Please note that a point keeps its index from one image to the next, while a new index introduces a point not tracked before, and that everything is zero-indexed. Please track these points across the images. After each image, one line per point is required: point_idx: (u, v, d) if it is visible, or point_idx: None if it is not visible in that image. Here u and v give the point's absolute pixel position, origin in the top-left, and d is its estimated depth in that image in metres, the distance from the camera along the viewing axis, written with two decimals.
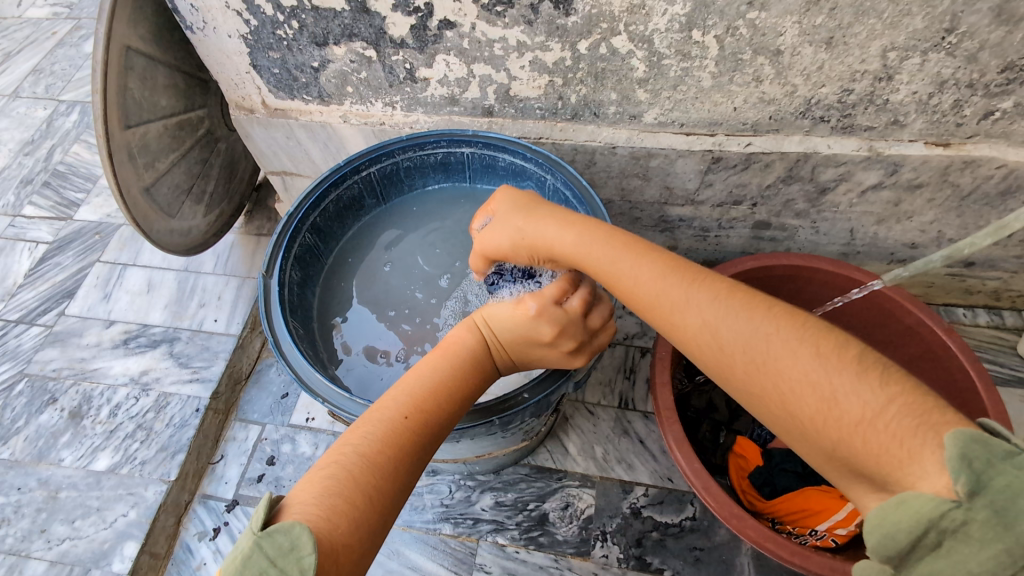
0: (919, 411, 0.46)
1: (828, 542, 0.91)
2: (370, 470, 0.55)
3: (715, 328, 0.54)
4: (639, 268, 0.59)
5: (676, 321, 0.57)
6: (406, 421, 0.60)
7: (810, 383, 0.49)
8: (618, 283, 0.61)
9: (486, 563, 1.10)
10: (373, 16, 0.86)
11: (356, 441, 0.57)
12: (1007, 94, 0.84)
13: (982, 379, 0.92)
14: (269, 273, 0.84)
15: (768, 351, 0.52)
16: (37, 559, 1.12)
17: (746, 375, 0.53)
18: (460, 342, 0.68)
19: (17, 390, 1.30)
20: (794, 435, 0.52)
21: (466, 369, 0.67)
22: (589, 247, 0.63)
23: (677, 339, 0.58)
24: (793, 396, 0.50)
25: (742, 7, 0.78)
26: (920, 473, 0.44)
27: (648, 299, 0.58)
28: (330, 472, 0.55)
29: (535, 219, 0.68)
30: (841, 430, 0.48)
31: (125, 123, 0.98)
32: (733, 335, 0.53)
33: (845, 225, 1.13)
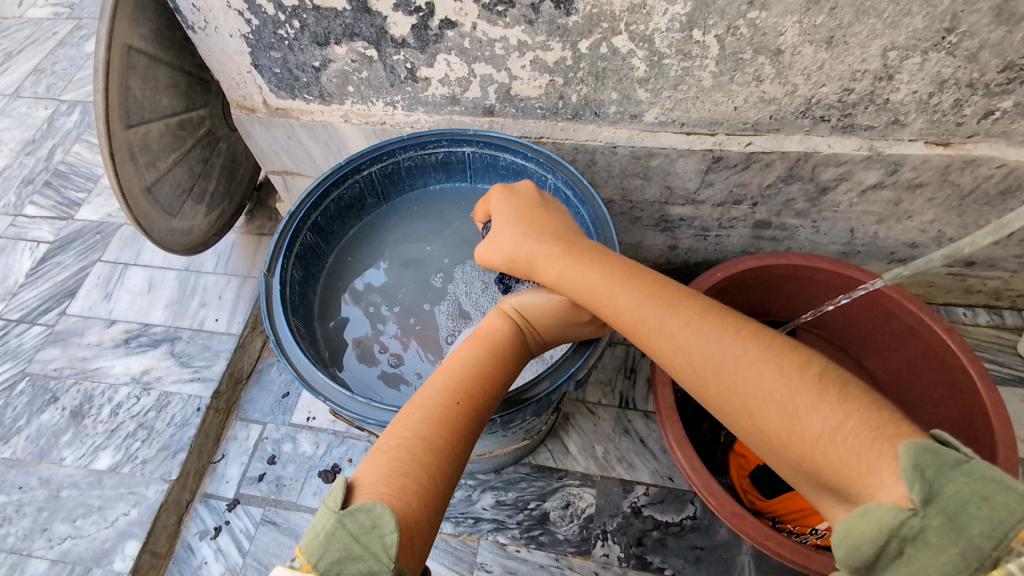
0: (876, 424, 0.47)
1: (828, 541, 0.91)
2: (429, 450, 0.57)
3: (688, 352, 0.57)
4: (617, 291, 0.62)
5: (653, 342, 0.59)
6: (458, 407, 0.61)
7: (775, 402, 0.51)
8: (600, 305, 0.63)
9: (487, 562, 1.10)
10: (373, 16, 0.86)
11: (408, 428, 0.59)
12: (1007, 94, 0.84)
13: (982, 379, 0.92)
14: (271, 272, 0.84)
15: (737, 373, 0.53)
16: (38, 559, 1.12)
17: (720, 396, 0.55)
18: (493, 333, 0.71)
19: (17, 389, 1.30)
20: (769, 452, 0.54)
21: (492, 359, 0.68)
22: (572, 273, 0.65)
23: (660, 361, 0.60)
24: (760, 415, 0.52)
25: (742, 7, 0.78)
26: (878, 484, 0.44)
27: (628, 323, 0.61)
28: (392, 455, 0.56)
29: (526, 242, 0.70)
30: (806, 445, 0.49)
31: (126, 122, 0.98)
32: (705, 357, 0.55)
33: (845, 225, 1.13)
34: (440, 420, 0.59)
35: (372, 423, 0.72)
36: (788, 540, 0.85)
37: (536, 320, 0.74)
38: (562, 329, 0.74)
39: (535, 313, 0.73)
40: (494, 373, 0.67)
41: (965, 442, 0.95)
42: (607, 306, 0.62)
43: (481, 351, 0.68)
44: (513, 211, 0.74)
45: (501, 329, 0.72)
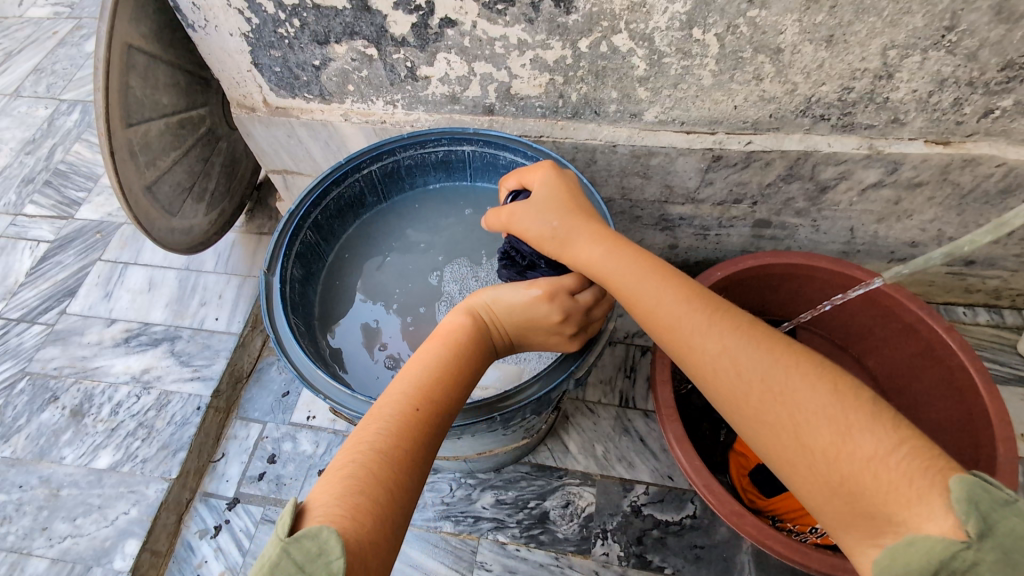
0: (926, 455, 0.48)
1: (829, 539, 0.92)
2: (387, 464, 0.55)
3: (736, 355, 0.56)
4: (666, 290, 0.61)
5: (695, 341, 0.58)
6: (417, 414, 0.59)
7: (826, 415, 0.51)
8: (641, 301, 0.62)
9: (487, 561, 1.10)
10: (374, 14, 0.86)
11: (366, 441, 0.56)
12: (1007, 93, 0.84)
13: (982, 378, 0.93)
14: (271, 271, 0.84)
15: (788, 382, 0.54)
16: (38, 557, 1.12)
17: (764, 402, 0.54)
18: (460, 335, 0.67)
19: (17, 388, 1.30)
20: (796, 469, 0.53)
21: (459, 369, 0.65)
22: (616, 266, 0.64)
23: (694, 364, 0.59)
24: (806, 426, 0.52)
25: (742, 6, 0.78)
26: (927, 515, 0.46)
27: (673, 322, 0.60)
28: (356, 470, 0.54)
29: (570, 225, 0.68)
30: (851, 464, 0.50)
31: (127, 121, 0.99)
32: (755, 362, 0.55)
33: (845, 224, 1.13)
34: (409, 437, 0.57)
35: None
36: (788, 537, 0.85)
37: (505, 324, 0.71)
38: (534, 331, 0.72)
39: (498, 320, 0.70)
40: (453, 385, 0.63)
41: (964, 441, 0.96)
42: (651, 303, 0.61)
43: (448, 354, 0.65)
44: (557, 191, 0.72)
45: (465, 328, 0.68)
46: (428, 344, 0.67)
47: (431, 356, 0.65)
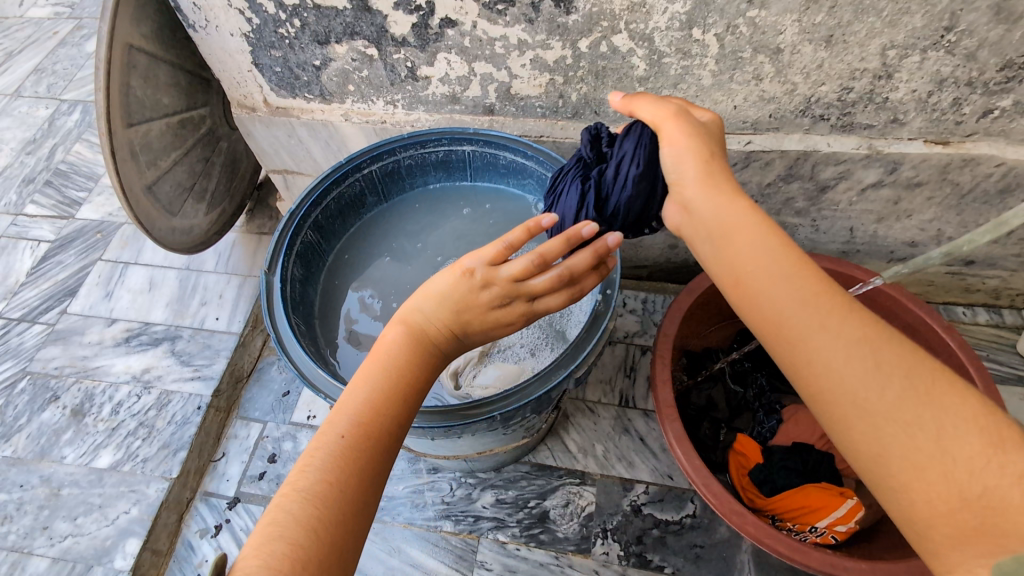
0: None
1: (828, 538, 0.96)
2: (313, 502, 0.50)
3: (876, 346, 0.47)
4: (802, 260, 0.51)
5: (832, 320, 0.48)
6: (344, 442, 0.53)
7: (978, 423, 0.45)
8: (761, 272, 0.51)
9: (487, 560, 1.10)
10: (374, 14, 0.87)
11: (298, 480, 0.51)
12: (1007, 92, 0.85)
13: (982, 379, 0.92)
14: (271, 271, 0.84)
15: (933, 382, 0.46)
16: (39, 557, 1.12)
17: (903, 399, 0.46)
18: (389, 344, 0.59)
19: (18, 387, 1.31)
20: (926, 481, 0.45)
21: (402, 390, 0.58)
22: (746, 221, 0.53)
23: (809, 351, 0.49)
24: (953, 434, 0.45)
25: (742, 6, 0.78)
26: None
27: (808, 291, 0.50)
28: (290, 502, 0.50)
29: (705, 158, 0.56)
30: (1003, 478, 0.43)
31: (128, 121, 0.99)
32: (894, 355, 0.47)
33: (845, 224, 1.13)
34: (349, 469, 0.52)
35: None
36: (788, 537, 0.86)
37: (446, 328, 0.61)
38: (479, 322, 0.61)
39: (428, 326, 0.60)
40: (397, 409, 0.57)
41: None
42: (781, 268, 0.51)
43: (389, 374, 0.57)
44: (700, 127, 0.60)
45: (403, 341, 0.59)
46: (368, 363, 0.59)
47: (369, 379, 0.57)
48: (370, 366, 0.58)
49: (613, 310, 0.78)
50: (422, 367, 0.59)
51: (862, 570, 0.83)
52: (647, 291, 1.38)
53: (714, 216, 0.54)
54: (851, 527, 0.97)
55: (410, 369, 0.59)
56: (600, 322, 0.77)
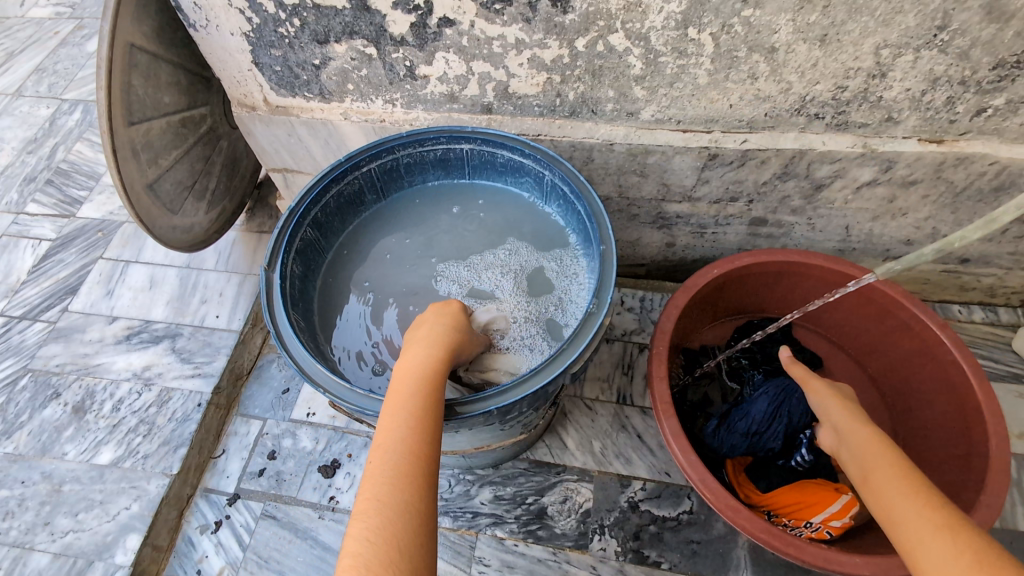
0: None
1: (823, 533, 0.95)
2: (368, 512, 0.55)
3: (954, 530, 0.64)
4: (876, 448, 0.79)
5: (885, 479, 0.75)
6: (380, 459, 0.59)
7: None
8: (878, 473, 0.76)
9: (485, 556, 1.11)
10: (373, 14, 0.87)
11: (363, 500, 0.56)
12: (999, 91, 0.85)
13: (974, 371, 0.96)
14: (271, 267, 0.85)
15: (993, 560, 0.58)
16: (41, 552, 1.13)
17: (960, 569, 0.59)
18: (404, 376, 0.68)
19: (20, 385, 1.31)
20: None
21: (430, 410, 0.64)
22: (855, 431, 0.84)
23: (905, 526, 0.68)
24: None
25: (737, 6, 0.79)
26: None
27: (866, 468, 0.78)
28: (370, 525, 0.54)
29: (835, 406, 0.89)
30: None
31: (129, 119, 1.00)
32: (965, 540, 0.62)
33: (841, 221, 1.14)
34: (409, 484, 0.57)
35: (370, 414, 0.74)
36: (783, 531, 0.86)
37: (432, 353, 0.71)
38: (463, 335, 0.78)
39: (421, 360, 0.69)
40: (428, 426, 0.62)
41: (956, 437, 0.98)
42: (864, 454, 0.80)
43: (417, 400, 0.64)
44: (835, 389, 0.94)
45: (411, 375, 0.67)
46: (392, 399, 0.65)
47: (400, 410, 0.63)
48: (395, 401, 0.64)
49: (609, 309, 0.78)
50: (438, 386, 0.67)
51: (857, 565, 0.83)
52: (645, 289, 1.39)
53: (853, 437, 0.83)
54: (846, 523, 0.95)
55: (429, 393, 0.66)
56: (595, 320, 0.77)
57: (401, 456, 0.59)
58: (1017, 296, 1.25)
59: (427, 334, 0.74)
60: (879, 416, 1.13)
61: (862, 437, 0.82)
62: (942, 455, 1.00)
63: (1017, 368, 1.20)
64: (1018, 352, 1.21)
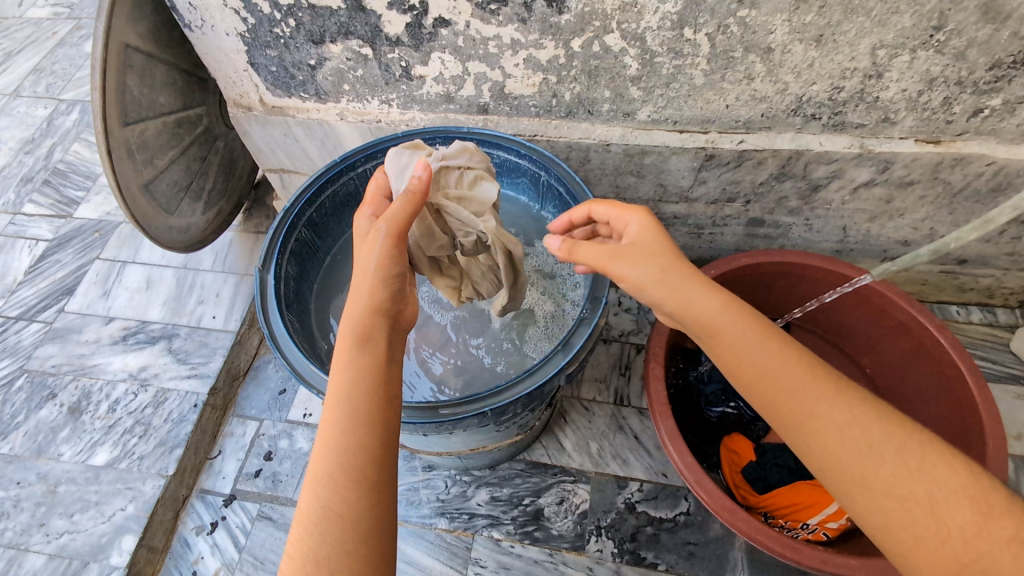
0: (946, 485, 0.54)
1: (820, 535, 0.95)
2: (311, 516, 0.54)
3: (866, 427, 0.58)
4: (717, 305, 0.65)
5: (756, 356, 0.63)
6: (321, 455, 0.56)
7: (966, 497, 0.53)
8: (744, 347, 0.64)
9: (482, 557, 1.10)
10: (369, 14, 0.87)
11: (307, 503, 0.54)
12: (995, 92, 0.85)
13: (972, 374, 0.95)
14: (265, 268, 0.85)
15: (921, 456, 0.56)
16: (36, 553, 1.12)
17: (896, 477, 0.56)
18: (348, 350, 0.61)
19: (17, 385, 1.31)
20: (922, 549, 0.53)
21: (371, 390, 0.59)
22: (693, 289, 0.66)
23: (816, 434, 0.60)
24: (944, 506, 0.54)
25: (731, 6, 0.79)
26: (954, 509, 0.53)
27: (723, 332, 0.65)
28: (299, 538, 0.53)
29: (669, 266, 0.66)
30: (992, 544, 0.51)
31: (124, 120, 0.99)
32: (885, 437, 0.58)
33: (838, 222, 1.14)
34: (337, 493, 0.54)
35: None
36: (779, 533, 0.86)
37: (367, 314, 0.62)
38: (390, 256, 0.65)
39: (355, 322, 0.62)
40: (366, 421, 0.57)
41: (954, 438, 0.98)
42: (721, 320, 0.65)
43: (354, 380, 0.59)
44: (641, 241, 0.69)
45: (345, 346, 0.61)
46: (330, 389, 0.59)
47: (338, 397, 0.58)
48: (333, 391, 0.59)
49: (604, 310, 0.78)
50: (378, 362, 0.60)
51: (852, 566, 0.83)
52: None
53: (708, 318, 0.66)
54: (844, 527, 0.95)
55: (364, 379, 0.59)
56: (589, 322, 0.77)
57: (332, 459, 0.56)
58: (1015, 296, 1.24)
59: (356, 278, 0.65)
60: None
61: (702, 298, 0.65)
62: None
63: (1014, 369, 1.19)
64: (1016, 353, 1.20)
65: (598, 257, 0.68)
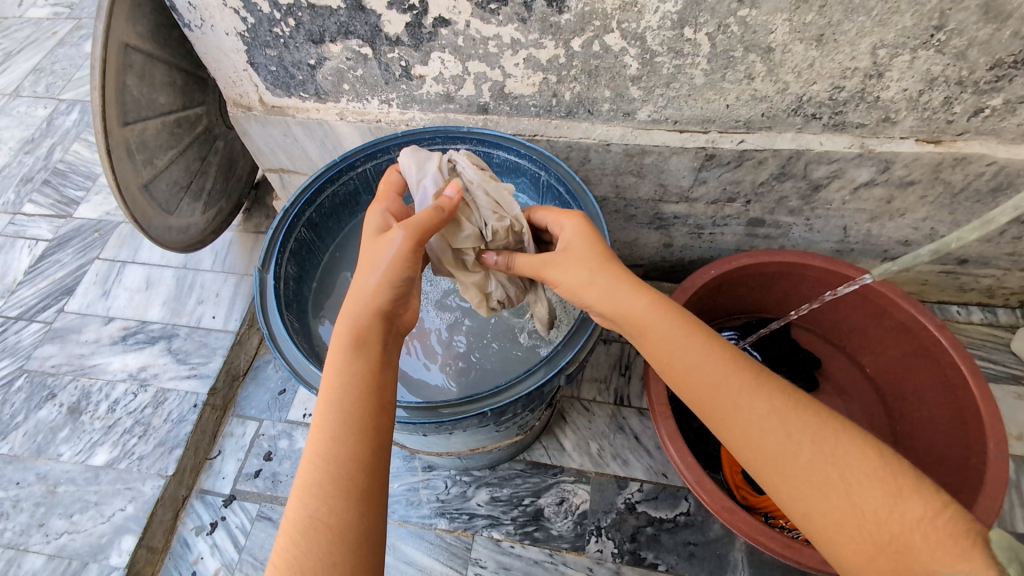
0: (863, 470, 0.55)
1: None
2: (298, 526, 0.53)
3: (783, 417, 0.60)
4: (644, 304, 0.66)
5: (682, 354, 0.65)
6: (309, 463, 0.56)
7: (878, 479, 0.55)
8: (669, 345, 0.65)
9: (481, 557, 1.10)
10: (368, 13, 0.87)
11: (293, 513, 0.54)
12: (996, 91, 0.85)
13: (973, 374, 0.95)
14: (265, 268, 0.85)
15: (835, 442, 0.57)
16: (35, 553, 1.12)
17: (813, 464, 0.57)
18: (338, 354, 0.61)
19: (16, 385, 1.31)
20: (842, 533, 0.54)
21: (364, 397, 0.59)
22: (621, 289, 0.67)
23: (739, 427, 0.61)
24: (858, 489, 0.55)
25: (732, 6, 0.79)
26: (872, 494, 0.54)
27: (650, 330, 0.66)
28: (285, 549, 0.52)
29: (598, 268, 0.68)
30: (904, 524, 0.52)
31: (123, 120, 0.99)
32: (801, 425, 0.59)
33: (839, 222, 1.14)
34: (325, 501, 0.54)
35: None
36: (779, 534, 0.86)
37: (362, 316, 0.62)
38: (403, 259, 0.65)
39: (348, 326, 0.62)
40: (358, 428, 0.57)
41: (954, 438, 0.98)
42: (649, 320, 0.66)
43: (346, 387, 0.58)
44: (575, 245, 0.71)
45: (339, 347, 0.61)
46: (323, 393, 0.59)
47: (329, 403, 0.58)
48: (325, 396, 0.58)
49: None
50: (374, 368, 0.60)
51: None
52: None
53: (637, 317, 0.67)
54: None
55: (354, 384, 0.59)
56: (589, 322, 0.77)
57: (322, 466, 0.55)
58: (1016, 296, 1.24)
59: (362, 276, 0.65)
60: (879, 417, 1.13)
61: (630, 299, 0.67)
62: (942, 457, 1.00)
63: (1015, 369, 1.19)
64: (1017, 353, 1.20)
65: (534, 265, 0.73)
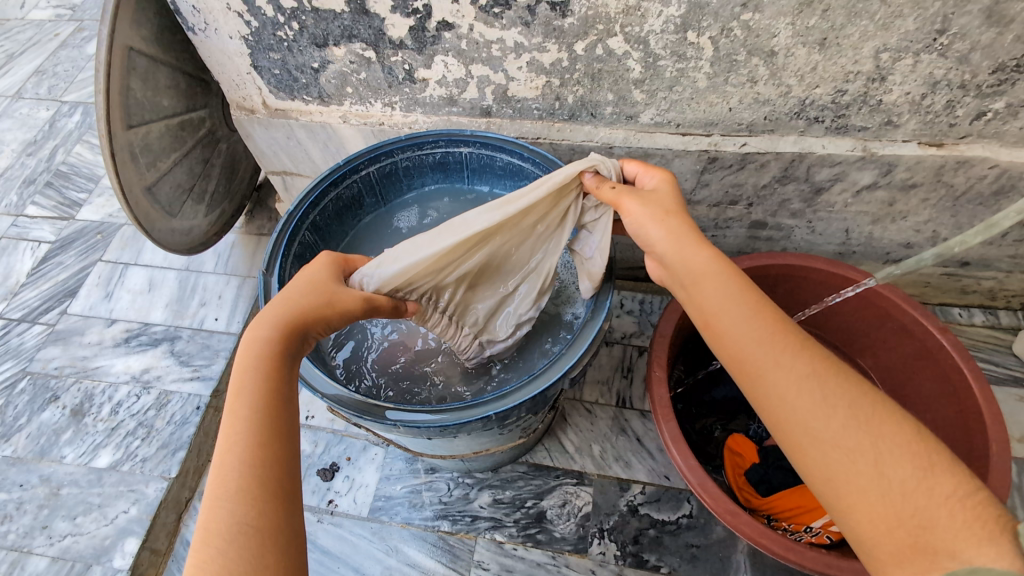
0: (895, 443, 0.53)
1: (823, 539, 0.92)
2: (221, 529, 0.48)
3: (824, 380, 0.57)
4: (701, 255, 0.65)
5: (729, 305, 0.62)
6: (231, 463, 0.51)
7: (911, 452, 0.52)
8: (717, 295, 0.63)
9: (484, 560, 1.10)
10: (372, 17, 0.87)
11: (213, 519, 0.49)
12: (999, 95, 0.85)
13: (976, 377, 0.95)
14: (269, 271, 0.85)
15: (873, 413, 0.55)
16: (39, 555, 1.12)
17: (847, 429, 0.54)
18: (253, 360, 0.58)
19: (19, 387, 1.31)
20: (865, 502, 0.52)
21: (281, 403, 0.57)
22: (681, 239, 0.66)
23: (777, 382, 0.58)
24: (889, 460, 0.52)
25: (736, 9, 0.79)
26: (904, 467, 0.52)
27: (698, 278, 0.64)
28: (200, 557, 0.47)
29: (671, 216, 0.68)
30: (931, 499, 0.50)
31: (127, 123, 0.99)
32: (840, 391, 0.56)
33: (841, 225, 1.14)
34: (250, 503, 0.50)
35: (366, 419, 0.73)
36: (782, 537, 0.86)
37: (277, 327, 0.62)
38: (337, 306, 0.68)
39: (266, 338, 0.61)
40: (275, 429, 0.55)
41: (956, 439, 0.97)
42: (704, 268, 0.64)
43: (263, 390, 0.56)
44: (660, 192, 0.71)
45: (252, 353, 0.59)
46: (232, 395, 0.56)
47: (243, 407, 0.55)
48: (234, 398, 0.55)
49: (607, 315, 0.79)
50: (286, 376, 0.59)
51: (854, 570, 0.83)
52: (645, 291, 1.38)
53: (692, 265, 0.65)
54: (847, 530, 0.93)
55: (270, 384, 0.57)
56: (594, 325, 0.78)
57: (242, 465, 0.52)
58: (1017, 299, 1.24)
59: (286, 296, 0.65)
60: None
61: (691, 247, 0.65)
62: None
63: (1016, 372, 1.19)
64: (1018, 355, 1.20)
65: (613, 196, 0.72)
